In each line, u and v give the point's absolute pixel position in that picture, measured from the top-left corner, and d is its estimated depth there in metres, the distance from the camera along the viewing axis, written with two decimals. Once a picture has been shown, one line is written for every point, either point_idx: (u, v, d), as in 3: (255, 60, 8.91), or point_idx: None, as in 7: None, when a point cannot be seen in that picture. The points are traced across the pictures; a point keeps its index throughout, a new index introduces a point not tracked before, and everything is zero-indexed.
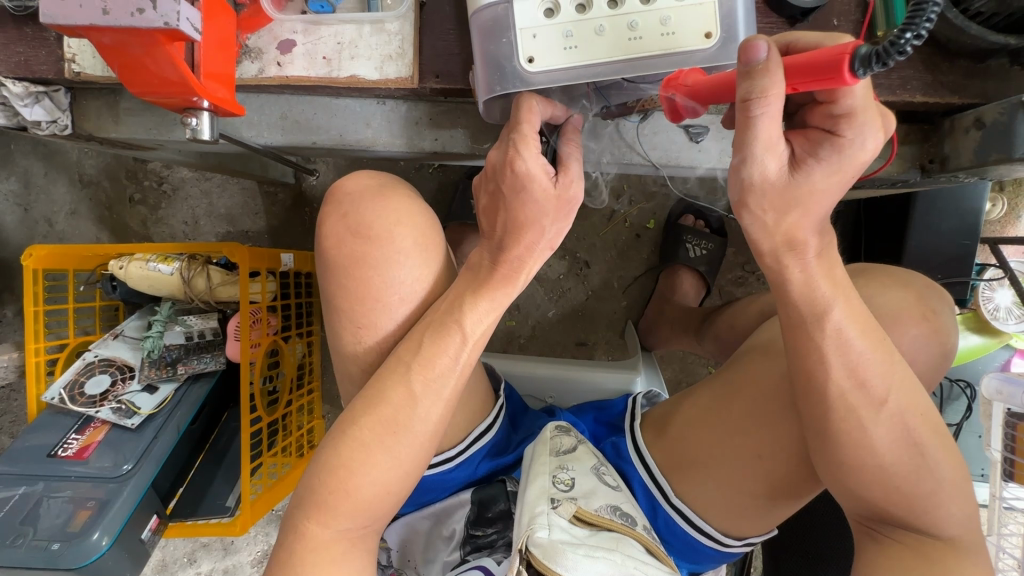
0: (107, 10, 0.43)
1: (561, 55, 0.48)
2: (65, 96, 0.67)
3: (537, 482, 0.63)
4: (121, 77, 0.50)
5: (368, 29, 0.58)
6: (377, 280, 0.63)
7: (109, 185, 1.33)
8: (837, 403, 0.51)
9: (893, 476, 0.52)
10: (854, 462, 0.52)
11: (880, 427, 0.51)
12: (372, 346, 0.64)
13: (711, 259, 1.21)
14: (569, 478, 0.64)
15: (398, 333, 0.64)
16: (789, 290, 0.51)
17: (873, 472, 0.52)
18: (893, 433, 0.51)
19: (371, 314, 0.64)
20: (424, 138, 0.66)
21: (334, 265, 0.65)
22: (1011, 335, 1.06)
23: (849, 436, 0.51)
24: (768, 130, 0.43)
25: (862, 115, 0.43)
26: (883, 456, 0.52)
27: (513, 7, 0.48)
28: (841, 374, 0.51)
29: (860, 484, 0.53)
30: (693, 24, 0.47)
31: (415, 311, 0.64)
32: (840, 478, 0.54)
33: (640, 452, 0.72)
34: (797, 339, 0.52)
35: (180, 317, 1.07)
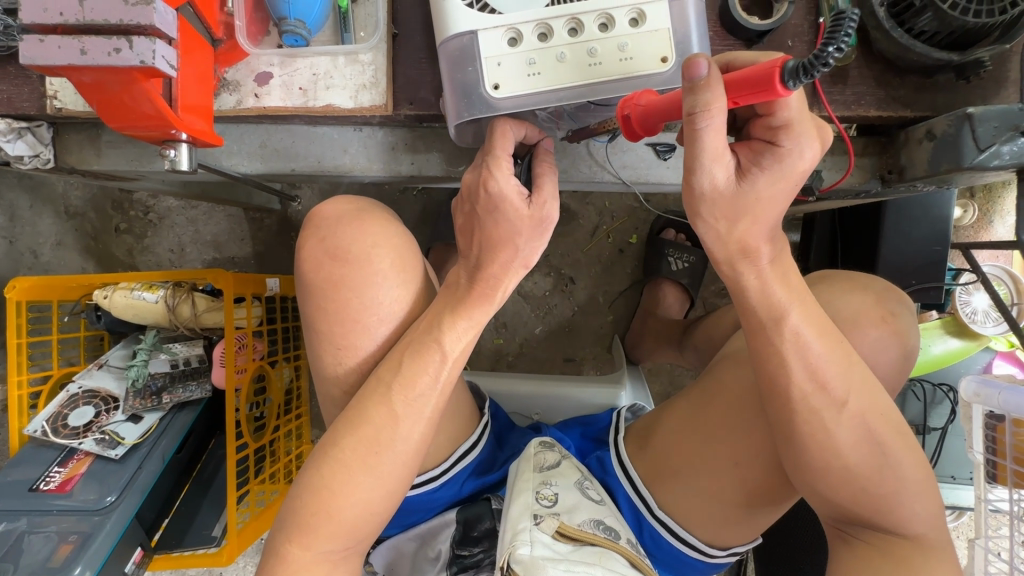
0: (85, 50, 0.44)
1: (525, 81, 0.50)
2: (47, 131, 0.68)
3: (520, 498, 0.63)
4: (99, 113, 0.51)
5: (343, 60, 0.60)
6: (356, 302, 0.64)
7: (95, 216, 1.33)
8: (801, 407, 0.52)
9: (859, 478, 0.53)
10: (824, 465, 0.53)
11: (842, 427, 0.52)
12: (352, 367, 0.65)
13: (693, 272, 1.22)
14: (552, 494, 0.64)
15: (378, 353, 0.65)
16: (747, 296, 0.53)
17: (842, 474, 0.53)
18: (856, 433, 0.52)
19: (350, 335, 0.65)
20: (401, 162, 0.68)
21: (313, 289, 0.66)
22: (990, 337, 1.08)
23: (814, 438, 0.53)
24: (713, 142, 0.45)
25: (799, 125, 0.46)
26: (850, 458, 0.53)
27: (478, 37, 0.50)
28: (802, 377, 0.52)
29: (829, 486, 0.54)
30: (649, 49, 0.50)
31: (394, 331, 0.65)
32: (810, 481, 0.55)
33: (622, 465, 0.72)
34: (757, 347, 0.53)
35: (164, 345, 1.07)
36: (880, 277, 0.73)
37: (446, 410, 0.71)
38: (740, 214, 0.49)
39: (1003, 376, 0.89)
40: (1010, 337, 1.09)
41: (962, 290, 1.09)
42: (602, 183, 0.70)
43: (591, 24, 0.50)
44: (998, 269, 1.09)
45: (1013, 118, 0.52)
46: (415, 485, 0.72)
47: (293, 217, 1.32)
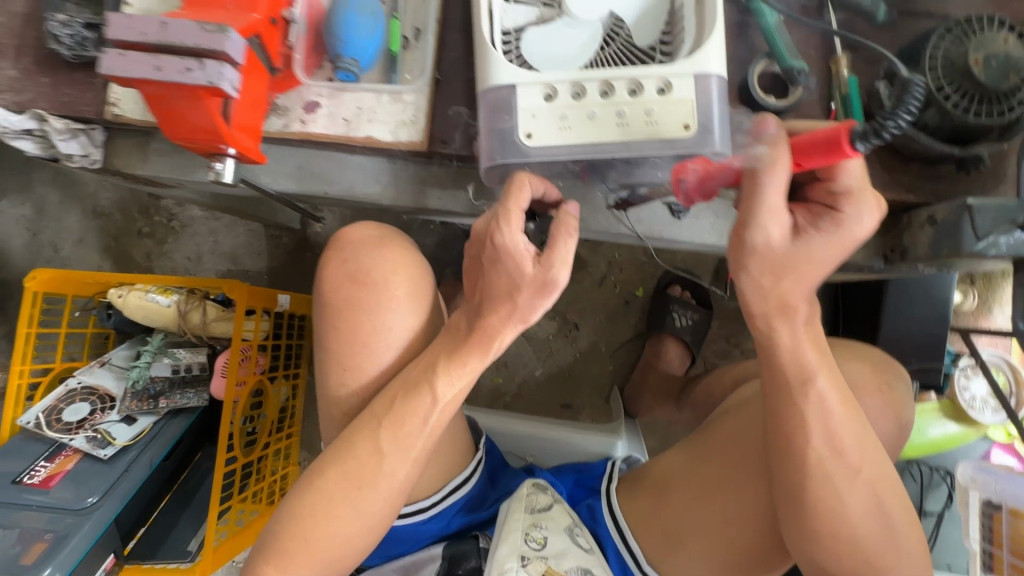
0: (160, 67, 0.48)
1: (557, 134, 0.54)
2: (101, 134, 0.72)
3: (509, 539, 0.64)
4: (160, 121, 0.54)
5: (386, 98, 0.64)
6: (368, 325, 0.66)
7: (120, 218, 1.37)
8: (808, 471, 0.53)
9: (864, 550, 0.53)
10: (829, 534, 0.53)
11: (854, 496, 0.53)
12: (354, 390, 0.66)
13: (696, 331, 1.23)
14: (541, 537, 0.65)
15: (382, 378, 0.66)
16: (776, 352, 0.54)
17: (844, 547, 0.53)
18: (866, 504, 0.53)
19: (358, 357, 0.66)
20: (428, 196, 0.71)
21: (330, 308, 0.68)
22: (988, 426, 1.08)
23: (825, 503, 0.53)
24: (774, 200, 0.49)
25: (860, 195, 0.50)
26: (853, 531, 0.53)
27: (517, 90, 0.54)
28: (820, 440, 0.53)
29: (832, 557, 0.54)
30: (674, 116, 0.54)
31: (400, 358, 0.67)
32: (812, 550, 0.54)
33: (614, 517, 0.71)
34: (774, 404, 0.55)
35: (169, 349, 1.09)
36: (879, 350, 0.75)
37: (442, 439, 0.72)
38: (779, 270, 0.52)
39: (999, 464, 0.89)
40: (1007, 427, 1.09)
41: (961, 374, 1.09)
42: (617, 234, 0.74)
43: (622, 89, 0.54)
44: (996, 356, 1.10)
45: (1010, 212, 0.55)
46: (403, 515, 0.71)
47: (312, 238, 1.35)
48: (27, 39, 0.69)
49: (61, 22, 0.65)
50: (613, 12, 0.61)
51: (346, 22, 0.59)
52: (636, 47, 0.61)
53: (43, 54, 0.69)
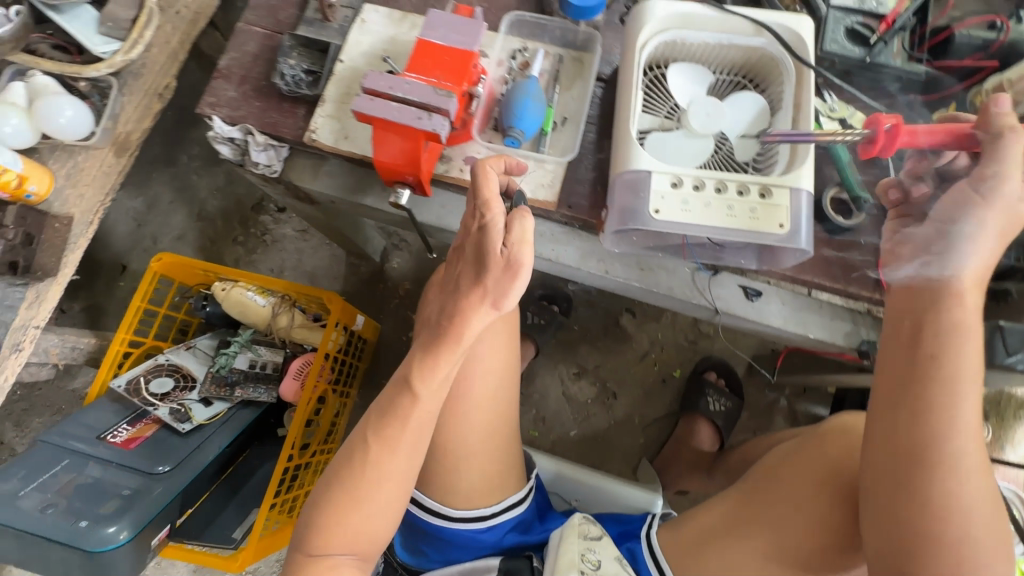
0: (398, 113, 0.64)
1: (677, 214, 0.69)
2: (286, 151, 0.88)
3: (567, 555, 0.74)
4: (377, 157, 0.69)
5: (532, 164, 0.80)
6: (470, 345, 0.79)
7: (221, 224, 1.52)
8: (934, 473, 0.57)
9: (967, 557, 0.55)
10: (935, 540, 0.56)
11: (972, 495, 0.56)
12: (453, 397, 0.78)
13: (728, 417, 1.31)
14: (596, 559, 0.74)
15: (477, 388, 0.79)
16: (956, 341, 0.59)
17: (948, 557, 0.56)
18: (979, 508, 0.56)
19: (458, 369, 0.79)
20: (544, 246, 0.85)
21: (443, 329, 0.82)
22: None
23: (950, 497, 0.56)
24: (1015, 158, 0.60)
25: None
26: (963, 544, 0.55)
27: (651, 176, 0.70)
28: (962, 434, 0.57)
29: (935, 556, 0.56)
30: (772, 216, 0.68)
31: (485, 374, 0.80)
32: (918, 539, 0.57)
33: (653, 553, 0.81)
34: (913, 404, 0.59)
35: (252, 344, 1.18)
36: None
37: (498, 463, 0.80)
38: (924, 320, 0.61)
39: None
40: None
41: None
42: (694, 306, 0.85)
43: (733, 188, 0.69)
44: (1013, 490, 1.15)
45: None
46: (467, 521, 0.78)
47: (387, 271, 1.49)
48: (253, 71, 0.87)
49: (291, 65, 0.85)
50: (723, 131, 0.77)
51: (523, 104, 0.76)
52: (736, 159, 0.78)
53: (262, 84, 0.86)
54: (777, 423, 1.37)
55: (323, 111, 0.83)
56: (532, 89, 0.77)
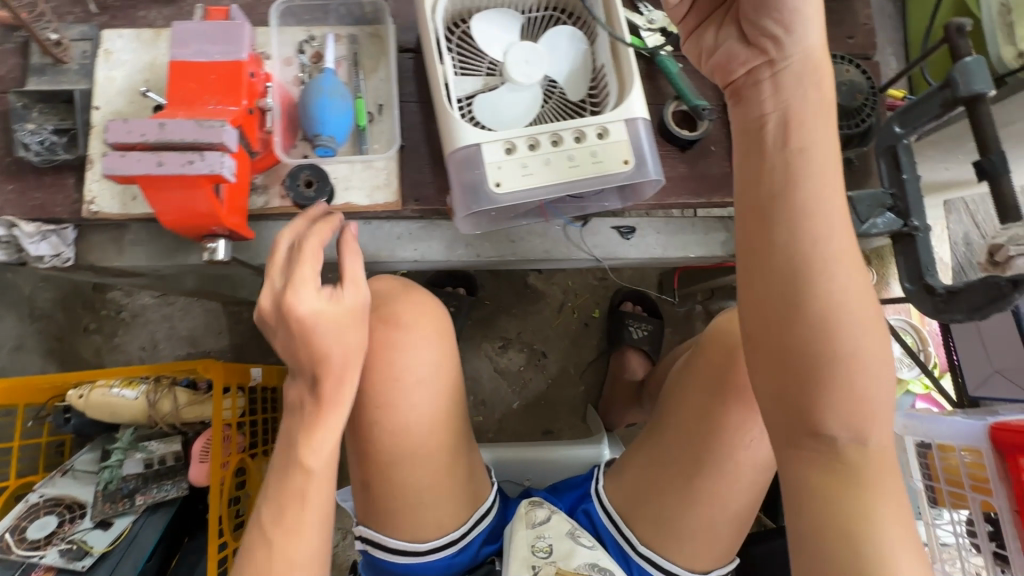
0: (162, 163, 0.53)
1: (520, 181, 0.63)
2: (72, 232, 0.73)
3: (518, 554, 0.74)
4: (161, 217, 0.58)
5: (360, 167, 0.71)
6: (399, 360, 0.70)
7: (62, 316, 1.31)
8: (818, 304, 0.48)
9: (855, 384, 0.49)
10: (837, 374, 0.48)
11: (847, 311, 0.48)
12: (388, 416, 0.70)
13: (653, 339, 1.33)
14: (546, 545, 0.75)
15: (415, 408, 0.70)
16: (812, 143, 0.49)
17: (844, 396, 0.49)
18: (863, 322, 0.48)
19: (391, 390, 0.70)
20: (405, 249, 0.77)
21: (363, 346, 0.72)
22: (908, 380, 1.28)
23: (817, 316, 0.48)
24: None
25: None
26: (862, 371, 0.48)
27: (481, 147, 0.63)
28: (838, 241, 0.48)
29: (832, 395, 0.49)
30: (613, 154, 0.64)
31: (430, 390, 0.72)
32: (810, 382, 0.49)
33: (604, 508, 0.82)
34: (798, 212, 0.49)
35: (140, 443, 1.04)
36: None
37: (465, 481, 0.75)
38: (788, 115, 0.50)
39: (923, 409, 1.04)
40: (923, 380, 1.28)
41: None
42: (577, 260, 0.82)
43: (569, 137, 0.64)
44: (903, 321, 1.29)
45: (880, 200, 0.69)
46: (439, 551, 0.73)
47: None
48: None
49: (30, 130, 0.69)
50: (548, 76, 0.72)
51: (319, 105, 0.66)
52: (570, 101, 0.74)
53: (8, 162, 0.70)
54: (698, 328, 1.43)
55: (95, 175, 0.69)
56: (327, 84, 0.67)
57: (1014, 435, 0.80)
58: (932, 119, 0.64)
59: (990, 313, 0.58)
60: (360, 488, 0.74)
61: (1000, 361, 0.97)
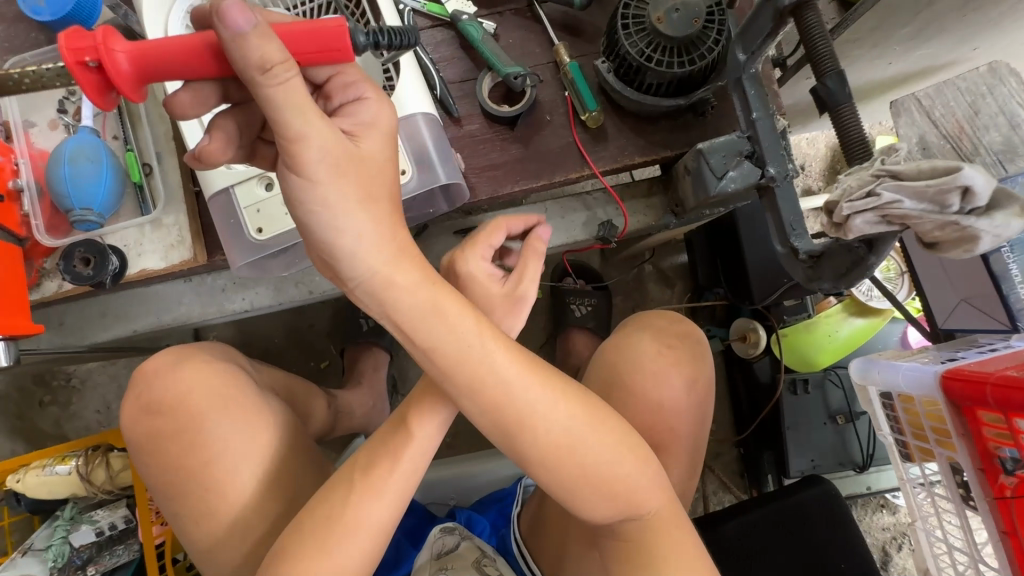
0: None
1: (285, 220, 0.54)
2: None
3: None
4: None
5: (149, 228, 0.65)
6: (178, 447, 0.58)
7: (18, 395, 1.34)
8: (533, 441, 0.46)
9: (611, 479, 0.49)
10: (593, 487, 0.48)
11: (558, 426, 0.47)
12: (199, 513, 0.58)
13: (599, 315, 1.23)
14: None
15: (221, 492, 0.58)
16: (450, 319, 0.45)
17: (602, 495, 0.49)
18: (582, 427, 0.48)
19: (188, 483, 0.58)
20: (233, 300, 0.71)
21: (140, 447, 0.60)
22: (890, 309, 1.12)
23: (534, 442, 0.46)
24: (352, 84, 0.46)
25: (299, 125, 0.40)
26: (609, 478, 0.48)
27: (236, 189, 0.55)
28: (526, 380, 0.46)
29: (589, 500, 0.49)
30: None
31: (226, 467, 0.58)
32: (566, 497, 0.49)
33: (518, 544, 0.75)
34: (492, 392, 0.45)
35: (84, 515, 1.06)
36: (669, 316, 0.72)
37: None
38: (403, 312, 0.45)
39: (884, 354, 0.91)
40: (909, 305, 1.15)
41: None
42: None
43: None
44: None
45: (736, 146, 0.57)
46: None
47: None
48: None
49: None
50: None
51: (62, 177, 0.58)
52: None
53: None
54: (651, 290, 1.31)
55: None
56: (69, 149, 0.59)
57: (966, 385, 0.68)
58: (767, 40, 0.50)
59: (853, 281, 0.47)
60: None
61: (964, 289, 0.82)
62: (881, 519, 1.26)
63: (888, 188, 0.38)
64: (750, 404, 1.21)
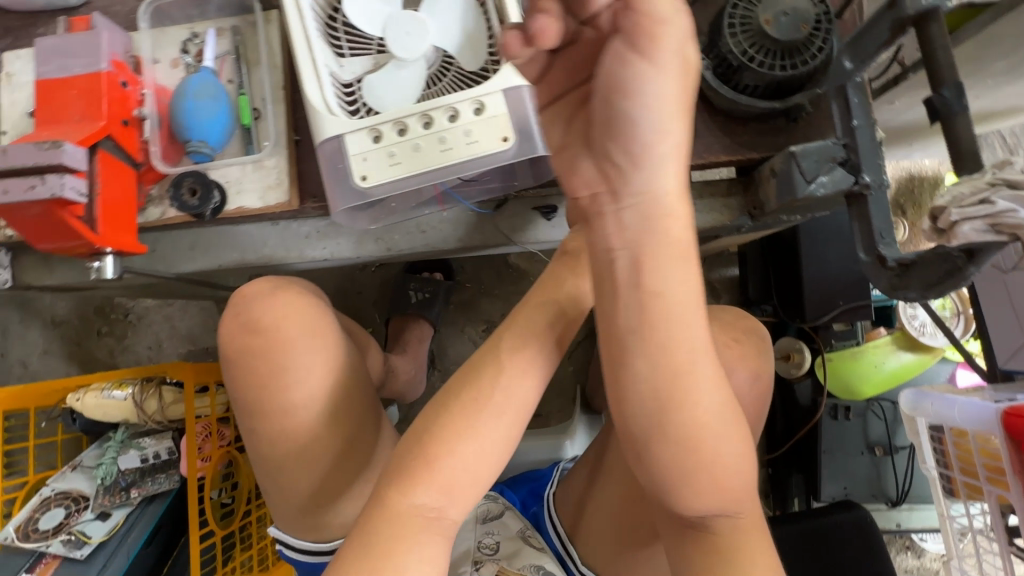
0: (5, 190, 0.52)
1: (389, 171, 0.57)
2: (6, 255, 0.77)
3: (464, 545, 0.72)
4: (33, 240, 0.59)
5: (250, 168, 0.68)
6: (264, 367, 0.64)
7: (79, 322, 1.41)
8: (681, 412, 0.44)
9: (727, 474, 0.46)
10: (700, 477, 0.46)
11: (710, 398, 0.45)
12: (278, 425, 0.65)
13: None
14: (493, 543, 0.72)
15: (301, 411, 0.65)
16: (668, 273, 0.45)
17: (713, 487, 0.46)
18: (723, 409, 0.45)
19: (266, 400, 0.64)
20: (315, 248, 0.75)
21: (228, 362, 0.66)
22: (942, 348, 1.10)
23: (680, 408, 0.44)
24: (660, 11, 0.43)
25: (659, 39, 0.43)
26: (723, 470, 0.46)
27: (346, 138, 0.58)
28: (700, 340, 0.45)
29: (702, 489, 0.46)
30: (489, 131, 0.57)
31: (306, 395, 0.65)
32: (679, 484, 0.46)
33: (552, 521, 0.75)
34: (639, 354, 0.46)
35: (133, 440, 1.11)
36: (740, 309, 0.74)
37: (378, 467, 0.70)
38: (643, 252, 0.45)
39: (937, 387, 0.90)
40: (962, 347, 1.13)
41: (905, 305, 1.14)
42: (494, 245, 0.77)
43: (440, 117, 0.57)
44: None
45: (829, 152, 0.57)
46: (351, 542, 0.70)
47: None
48: None
49: None
50: (436, 47, 0.66)
51: (186, 111, 0.63)
52: (468, 73, 0.66)
53: None
54: None
55: None
56: (194, 86, 0.63)
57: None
58: (881, 48, 0.51)
59: (944, 291, 0.47)
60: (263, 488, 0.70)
61: None
62: (905, 560, 1.24)
63: (1003, 199, 0.45)
64: (785, 424, 1.20)
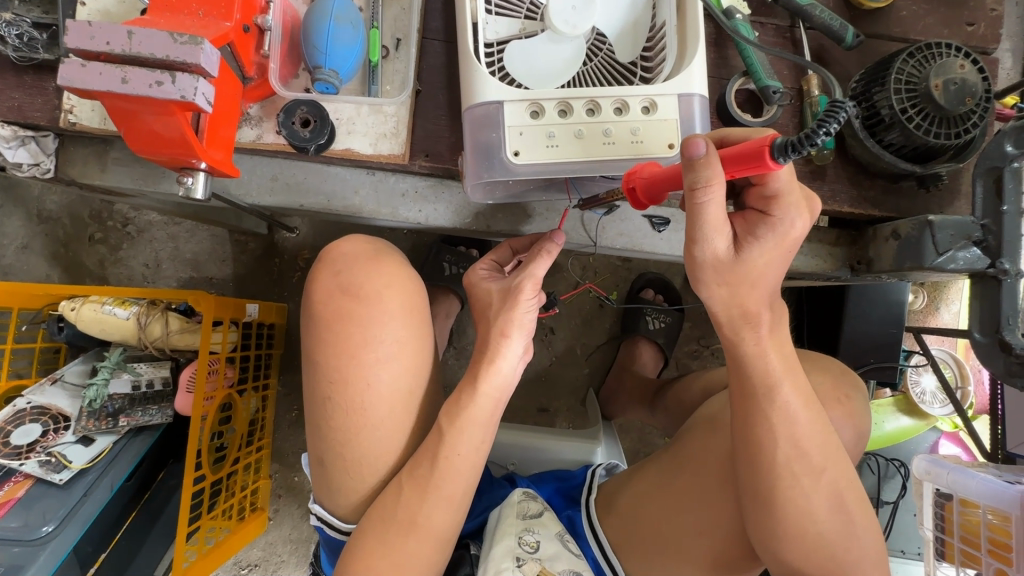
0: (126, 79, 0.45)
1: (543, 152, 0.54)
2: (53, 141, 0.67)
3: (503, 541, 0.67)
4: (129, 141, 0.51)
5: (367, 110, 0.63)
6: (359, 336, 0.61)
7: (70, 223, 1.28)
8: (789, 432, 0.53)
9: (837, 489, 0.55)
10: (832, 554, 0.56)
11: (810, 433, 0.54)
12: (353, 398, 0.61)
13: (669, 333, 1.24)
14: (534, 540, 0.68)
15: (381, 389, 0.62)
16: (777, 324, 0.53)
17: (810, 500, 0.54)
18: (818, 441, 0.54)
19: (346, 369, 0.61)
20: (409, 209, 0.71)
21: (318, 320, 0.63)
22: (935, 418, 1.16)
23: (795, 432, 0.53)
24: (715, 214, 0.45)
25: (788, 197, 0.47)
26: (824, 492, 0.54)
27: (503, 107, 0.54)
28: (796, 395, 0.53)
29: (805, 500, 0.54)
30: (658, 135, 0.55)
31: (392, 373, 0.62)
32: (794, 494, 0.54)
33: (593, 529, 0.73)
34: (779, 459, 0.53)
35: (128, 364, 1.02)
36: (835, 358, 0.77)
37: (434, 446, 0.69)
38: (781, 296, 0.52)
39: (948, 456, 0.96)
40: (954, 419, 1.17)
41: (913, 371, 1.18)
42: (580, 244, 0.76)
43: (607, 107, 0.55)
44: (945, 353, 1.19)
45: (967, 229, 0.58)
46: None
47: (280, 241, 1.30)
48: None
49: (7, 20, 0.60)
50: (596, 27, 0.58)
51: (325, 33, 0.56)
52: (618, 63, 0.59)
53: None
54: None
55: None
56: (335, 8, 0.57)
57: None
58: None
59: None
60: (315, 463, 0.65)
61: None
62: None
63: None
64: None
